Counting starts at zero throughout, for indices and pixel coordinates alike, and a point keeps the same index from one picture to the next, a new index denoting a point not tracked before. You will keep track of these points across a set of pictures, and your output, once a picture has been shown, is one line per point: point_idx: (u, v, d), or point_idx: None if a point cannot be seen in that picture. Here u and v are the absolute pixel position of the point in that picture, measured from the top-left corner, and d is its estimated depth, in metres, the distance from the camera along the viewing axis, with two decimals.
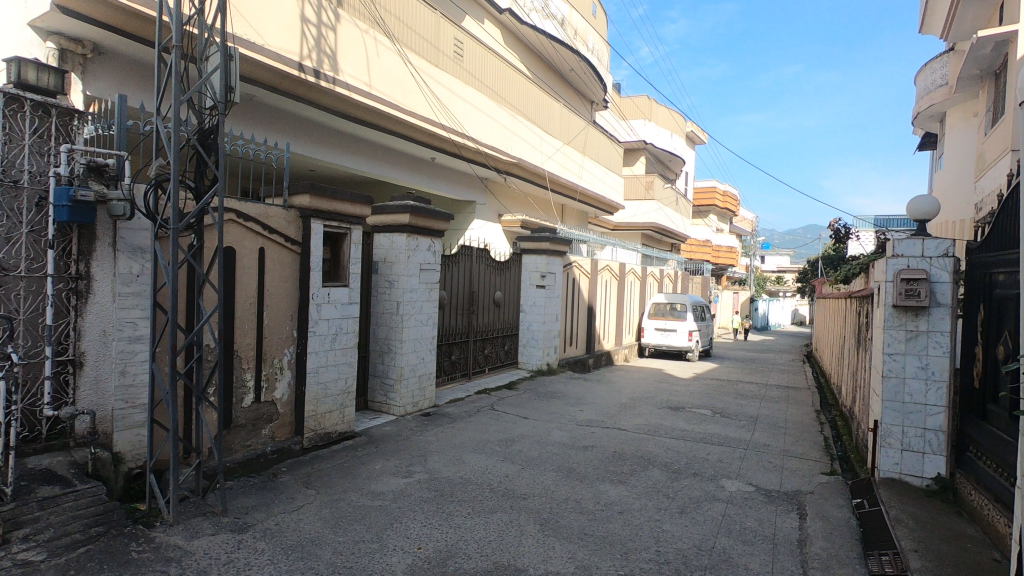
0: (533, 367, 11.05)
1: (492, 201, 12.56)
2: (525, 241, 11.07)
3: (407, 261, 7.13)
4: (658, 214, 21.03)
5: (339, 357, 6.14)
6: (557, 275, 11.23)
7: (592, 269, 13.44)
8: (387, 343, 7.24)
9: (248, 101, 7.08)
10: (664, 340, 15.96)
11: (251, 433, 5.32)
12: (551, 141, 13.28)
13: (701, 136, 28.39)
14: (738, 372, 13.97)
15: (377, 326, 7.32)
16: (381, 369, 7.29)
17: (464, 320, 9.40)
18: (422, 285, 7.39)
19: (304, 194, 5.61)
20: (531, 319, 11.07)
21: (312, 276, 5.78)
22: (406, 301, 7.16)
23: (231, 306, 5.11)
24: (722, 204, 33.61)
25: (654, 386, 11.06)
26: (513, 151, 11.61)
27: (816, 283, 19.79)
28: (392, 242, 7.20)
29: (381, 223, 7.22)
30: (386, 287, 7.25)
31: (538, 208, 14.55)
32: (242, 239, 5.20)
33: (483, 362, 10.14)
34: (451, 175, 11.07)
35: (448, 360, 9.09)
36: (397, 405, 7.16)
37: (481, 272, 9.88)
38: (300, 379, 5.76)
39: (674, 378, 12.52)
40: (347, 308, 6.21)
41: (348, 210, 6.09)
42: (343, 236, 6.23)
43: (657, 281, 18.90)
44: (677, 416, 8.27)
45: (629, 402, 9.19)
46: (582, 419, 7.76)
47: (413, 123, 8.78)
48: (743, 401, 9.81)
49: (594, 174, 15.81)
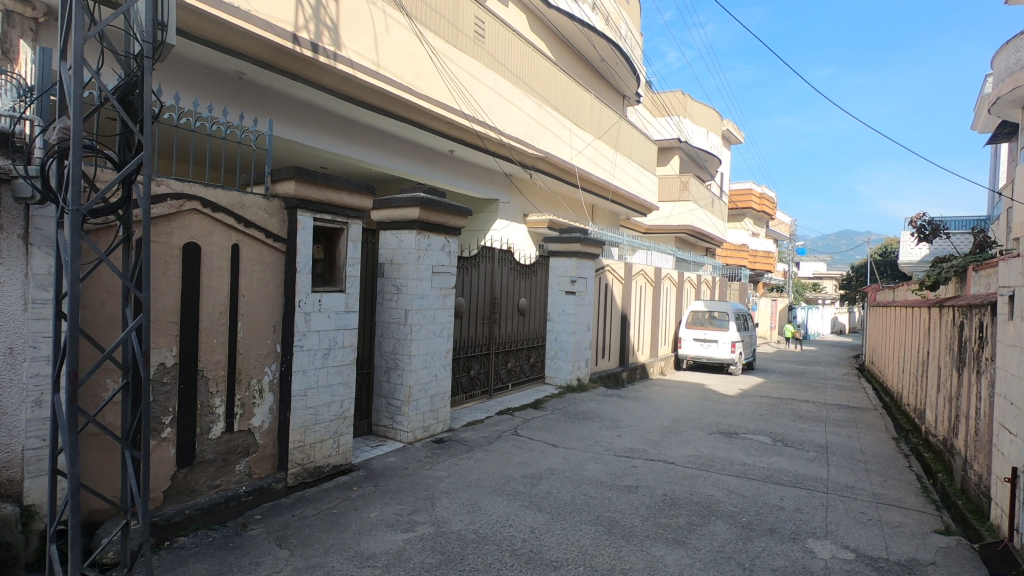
0: (562, 382, 9.95)
1: (518, 199, 11.55)
2: (553, 243, 10.01)
3: (417, 262, 6.14)
4: (694, 216, 19.74)
5: (334, 376, 5.16)
6: (588, 280, 10.13)
7: (626, 273, 12.30)
8: (394, 358, 6.25)
9: (238, 81, 6.25)
10: (704, 352, 14.68)
11: (220, 470, 4.37)
12: (581, 135, 12.21)
13: (737, 136, 26.94)
14: (789, 388, 12.60)
15: (383, 338, 6.33)
16: (386, 388, 6.30)
17: (485, 330, 8.38)
18: (433, 290, 6.40)
19: (290, 180, 4.67)
20: (559, 329, 9.99)
21: (300, 279, 4.82)
22: (416, 309, 6.17)
23: (196, 315, 4.17)
24: (758, 207, 31.93)
25: (699, 405, 9.83)
26: (540, 145, 10.58)
27: (871, 291, 18.18)
28: (400, 240, 6.22)
29: (387, 218, 6.25)
30: (393, 292, 6.26)
31: (568, 208, 13.50)
32: (212, 234, 4.27)
33: (507, 378, 9.09)
34: (471, 170, 10.10)
35: (467, 375, 8.07)
36: (404, 430, 6.15)
37: (505, 276, 8.87)
38: (284, 403, 4.79)
39: (718, 394, 11.27)
40: (343, 318, 5.23)
41: (346, 200, 5.14)
42: (339, 232, 5.26)
43: (694, 287, 17.62)
44: (732, 444, 7.07)
45: (673, 426, 8.00)
46: (621, 449, 6.62)
47: (427, 109, 7.83)
48: (805, 425, 8.51)
49: (628, 171, 14.66)
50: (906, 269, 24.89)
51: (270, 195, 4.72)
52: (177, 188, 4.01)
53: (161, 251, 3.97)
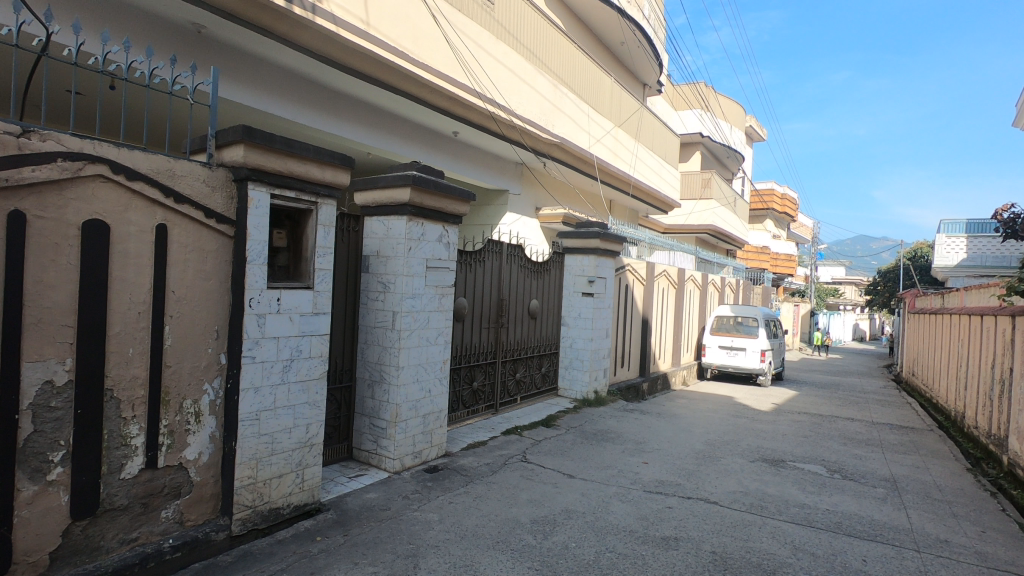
0: (577, 396, 8.84)
1: (529, 190, 10.49)
2: (568, 238, 8.92)
3: (408, 255, 5.09)
4: (716, 215, 18.56)
5: (297, 396, 4.12)
6: (608, 281, 9.04)
7: (648, 274, 11.18)
8: (379, 370, 5.20)
9: (197, 37, 5.30)
10: (731, 361, 13.52)
11: (138, 520, 3.35)
12: (601, 121, 11.14)
13: (761, 134, 25.64)
14: (827, 403, 11.40)
15: (367, 346, 5.29)
16: (370, 406, 5.25)
17: (490, 336, 7.32)
18: (428, 289, 5.35)
19: (237, 145, 3.64)
20: (574, 335, 8.91)
21: (252, 271, 3.78)
22: (406, 312, 5.12)
23: (101, 317, 3.15)
24: (780, 208, 30.61)
25: (733, 423, 8.68)
26: (555, 129, 9.54)
27: (912, 297, 16.86)
28: (388, 227, 5.18)
29: (374, 200, 5.21)
30: (380, 290, 5.22)
31: (584, 203, 12.42)
32: (126, 209, 3.24)
33: (515, 391, 8.02)
34: (478, 157, 9.08)
35: (470, 388, 7.01)
36: (389, 457, 5.10)
37: (514, 275, 7.82)
38: (229, 430, 3.74)
39: (751, 410, 10.12)
40: (311, 322, 4.20)
41: (315, 175, 4.10)
42: (307, 214, 4.23)
43: (717, 291, 16.43)
44: (783, 477, 5.94)
45: (707, 450, 6.89)
46: (650, 482, 5.52)
47: (426, 80, 6.81)
48: (859, 451, 7.34)
49: (649, 164, 13.54)
50: (942, 274, 23.47)
51: (213, 165, 3.70)
52: (73, 146, 3.00)
53: (51, 229, 2.96)
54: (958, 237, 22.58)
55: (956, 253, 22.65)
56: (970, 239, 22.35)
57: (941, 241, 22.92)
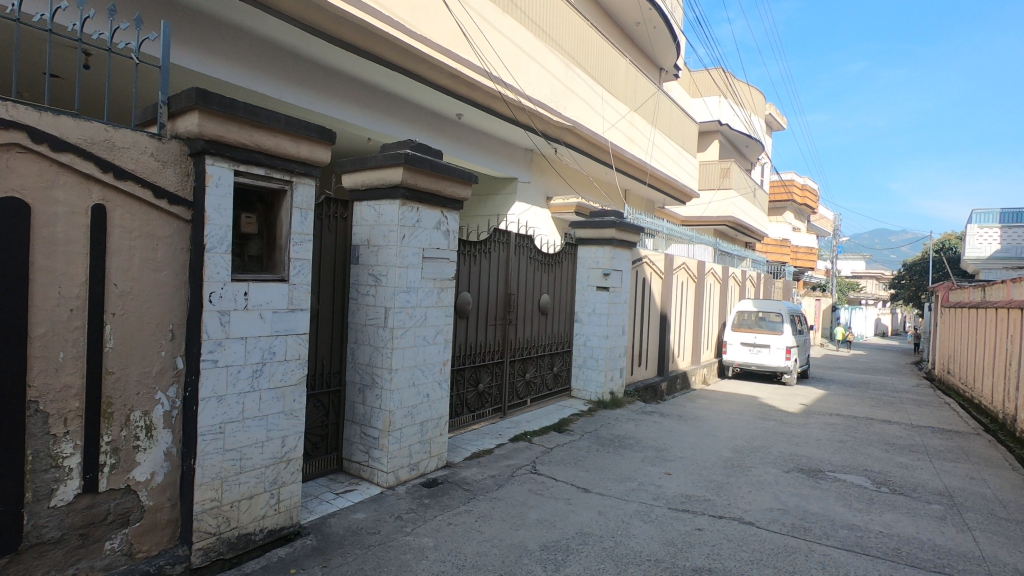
0: (592, 397, 8.26)
1: (540, 178, 9.89)
2: (581, 228, 8.31)
3: (400, 244, 4.53)
4: (736, 206, 17.80)
5: (270, 405, 3.58)
6: (624, 273, 8.43)
7: (667, 267, 10.52)
8: (370, 373, 4.66)
9: (167, 4, 4.79)
10: (754, 359, 12.82)
11: (73, 554, 2.83)
12: (616, 105, 10.50)
13: (782, 122, 24.70)
14: (859, 403, 10.68)
15: (357, 346, 4.76)
16: (361, 412, 4.71)
17: (497, 334, 6.77)
18: (425, 282, 4.79)
19: (192, 113, 3.11)
20: (589, 332, 8.31)
21: (211, 260, 3.24)
22: (399, 308, 4.57)
23: (22, 314, 2.63)
24: (801, 199, 29.61)
25: (762, 427, 8.03)
26: (567, 112, 8.92)
27: (945, 292, 15.99)
28: (379, 213, 4.62)
29: (364, 183, 4.66)
30: (371, 284, 4.67)
31: (598, 192, 11.79)
32: (52, 186, 2.72)
33: (525, 392, 7.45)
34: (484, 142, 8.52)
35: (475, 390, 6.46)
36: (382, 471, 4.56)
37: (523, 268, 7.24)
38: (187, 446, 3.22)
39: (779, 411, 9.45)
40: (285, 320, 3.65)
41: (288, 151, 3.55)
42: (280, 196, 3.67)
43: (738, 285, 15.70)
44: (824, 491, 5.30)
45: (736, 459, 6.27)
46: (675, 497, 4.91)
47: (425, 55, 6.24)
48: (904, 459, 6.67)
49: (667, 152, 12.86)
50: (973, 266, 22.43)
51: (165, 137, 3.17)
52: None
53: None
54: (992, 227, 21.52)
55: (989, 244, 21.61)
56: (1004, 229, 21.31)
57: (973, 231, 21.88)
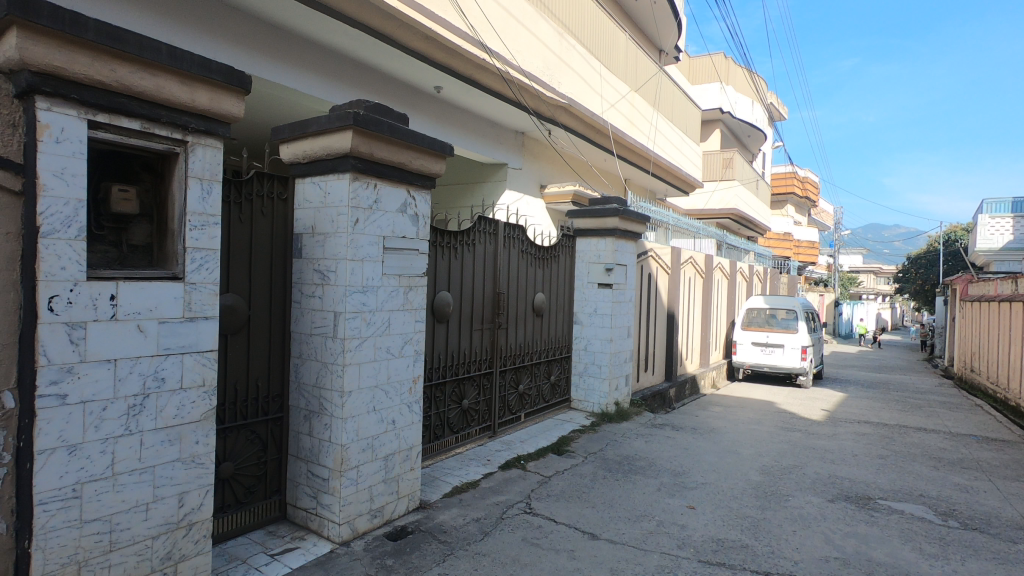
0: (595, 410, 7.27)
1: (533, 165, 8.91)
2: (580, 218, 7.34)
3: (352, 231, 3.53)
4: (740, 197, 16.87)
5: (158, 452, 2.57)
6: (628, 268, 7.46)
7: (674, 261, 9.55)
8: (318, 398, 3.67)
9: None
10: (767, 360, 11.86)
11: None
12: (615, 84, 9.52)
13: (783, 112, 23.79)
14: (886, 408, 9.74)
15: (302, 363, 3.77)
16: (307, 446, 3.72)
17: (484, 340, 5.78)
18: (386, 279, 3.79)
19: (12, 32, 2.11)
20: (589, 335, 7.33)
21: (52, 249, 2.22)
22: (351, 313, 3.57)
23: None
24: (801, 192, 28.68)
25: (788, 440, 7.07)
26: (562, 88, 7.94)
27: (964, 286, 15.10)
28: (326, 191, 3.62)
29: (306, 154, 3.65)
30: (317, 282, 3.68)
31: (596, 181, 10.82)
32: None
33: (519, 406, 6.46)
34: (468, 122, 7.53)
35: (459, 408, 5.46)
36: (333, 522, 3.56)
37: (514, 263, 6.25)
38: (19, 520, 2.21)
39: (803, 419, 8.49)
40: (179, 334, 2.64)
41: (176, 97, 2.53)
42: (172, 163, 2.66)
43: (745, 280, 14.76)
44: (885, 529, 4.33)
45: (768, 484, 5.30)
46: (705, 544, 3.94)
47: (395, 10, 5.22)
48: (960, 480, 5.71)
49: (670, 138, 11.91)
50: (985, 258, 21.59)
51: None
52: None
53: None
54: (1004, 217, 20.64)
55: (1001, 235, 20.76)
56: (1017, 219, 20.45)
57: (985, 222, 20.99)
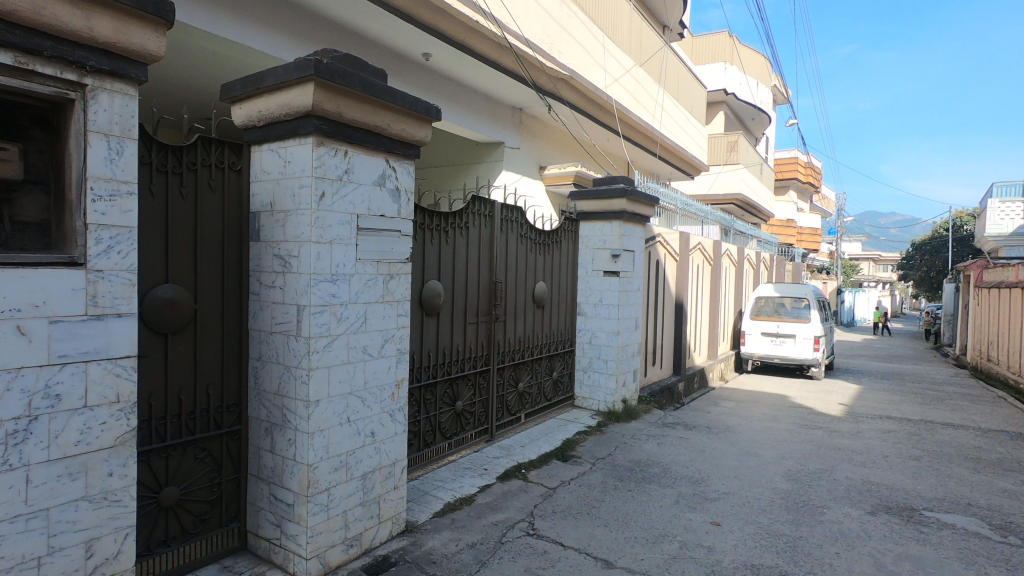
0: (601, 408, 6.70)
1: (531, 144, 8.27)
2: (583, 199, 6.72)
3: (316, 207, 2.91)
4: (745, 182, 16.26)
5: (51, 492, 1.98)
6: (635, 254, 6.87)
7: (682, 247, 8.96)
8: (280, 408, 3.08)
9: None
10: (777, 351, 11.32)
11: None
12: (619, 57, 8.84)
13: (787, 95, 23.06)
14: (906, 401, 9.21)
15: (263, 366, 3.17)
16: (270, 465, 3.14)
17: (479, 335, 5.19)
18: (361, 266, 3.18)
19: None
20: (594, 327, 6.75)
21: None
22: (317, 307, 2.96)
23: None
24: (804, 177, 28.02)
25: (811, 440, 6.52)
26: (563, 58, 7.28)
27: (978, 272, 14.54)
28: (286, 159, 3.00)
29: (261, 115, 3.03)
30: (277, 269, 3.07)
31: (599, 163, 10.19)
32: None
33: (518, 407, 5.89)
34: (461, 96, 6.87)
35: (451, 411, 4.88)
36: (299, 557, 2.98)
37: (512, 249, 5.65)
38: None
39: (821, 415, 7.94)
40: (80, 337, 2.03)
41: (64, 22, 1.90)
42: (66, 114, 2.03)
43: (752, 268, 14.19)
44: (941, 550, 3.76)
45: (798, 494, 4.74)
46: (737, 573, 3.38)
47: None
48: (1007, 484, 5.17)
49: (676, 118, 11.26)
50: (994, 244, 21.02)
51: None
52: None
53: None
54: (1014, 201, 20.04)
55: (1011, 219, 20.17)
56: None
57: (995, 207, 20.35)
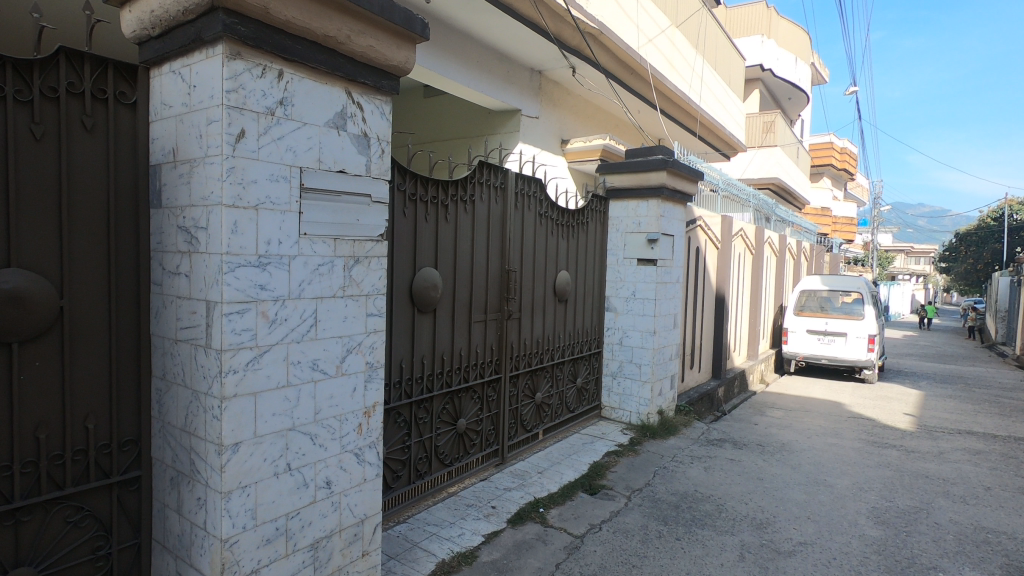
0: (633, 421, 5.66)
1: (552, 113, 7.19)
2: (614, 174, 5.65)
3: (231, 153, 1.92)
4: (782, 165, 14.96)
5: None
6: (674, 239, 5.79)
7: (724, 233, 7.83)
8: (188, 451, 2.11)
9: None
10: (825, 351, 10.12)
11: None
12: (654, 14, 7.70)
13: (825, 74, 21.48)
14: (983, 412, 7.98)
15: (169, 389, 2.20)
16: (177, 532, 2.18)
17: (487, 335, 4.18)
18: (306, 244, 2.18)
19: None
20: (626, 325, 5.70)
21: None
22: (235, 305, 1.97)
23: None
24: (840, 163, 26.36)
25: (887, 463, 5.41)
26: (591, 8, 6.17)
27: None
28: (190, 83, 2.01)
29: (155, 17, 2.05)
30: (181, 249, 2.09)
31: (628, 139, 9.08)
32: None
33: (536, 421, 4.89)
34: (471, 52, 5.84)
35: (452, 431, 3.89)
36: None
37: (529, 231, 4.61)
38: None
39: (890, 430, 6.79)
40: None
41: None
42: None
43: (793, 259, 12.95)
44: None
45: (896, 546, 3.67)
46: None
47: None
48: None
49: (714, 90, 10.08)
50: None
51: None
52: None
53: None
54: None
55: None
56: None
57: None
